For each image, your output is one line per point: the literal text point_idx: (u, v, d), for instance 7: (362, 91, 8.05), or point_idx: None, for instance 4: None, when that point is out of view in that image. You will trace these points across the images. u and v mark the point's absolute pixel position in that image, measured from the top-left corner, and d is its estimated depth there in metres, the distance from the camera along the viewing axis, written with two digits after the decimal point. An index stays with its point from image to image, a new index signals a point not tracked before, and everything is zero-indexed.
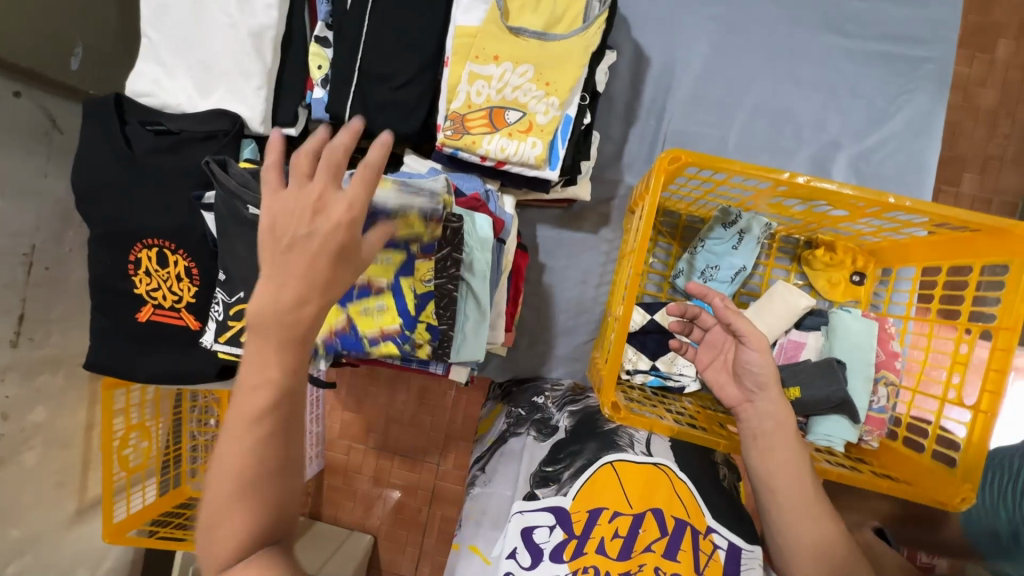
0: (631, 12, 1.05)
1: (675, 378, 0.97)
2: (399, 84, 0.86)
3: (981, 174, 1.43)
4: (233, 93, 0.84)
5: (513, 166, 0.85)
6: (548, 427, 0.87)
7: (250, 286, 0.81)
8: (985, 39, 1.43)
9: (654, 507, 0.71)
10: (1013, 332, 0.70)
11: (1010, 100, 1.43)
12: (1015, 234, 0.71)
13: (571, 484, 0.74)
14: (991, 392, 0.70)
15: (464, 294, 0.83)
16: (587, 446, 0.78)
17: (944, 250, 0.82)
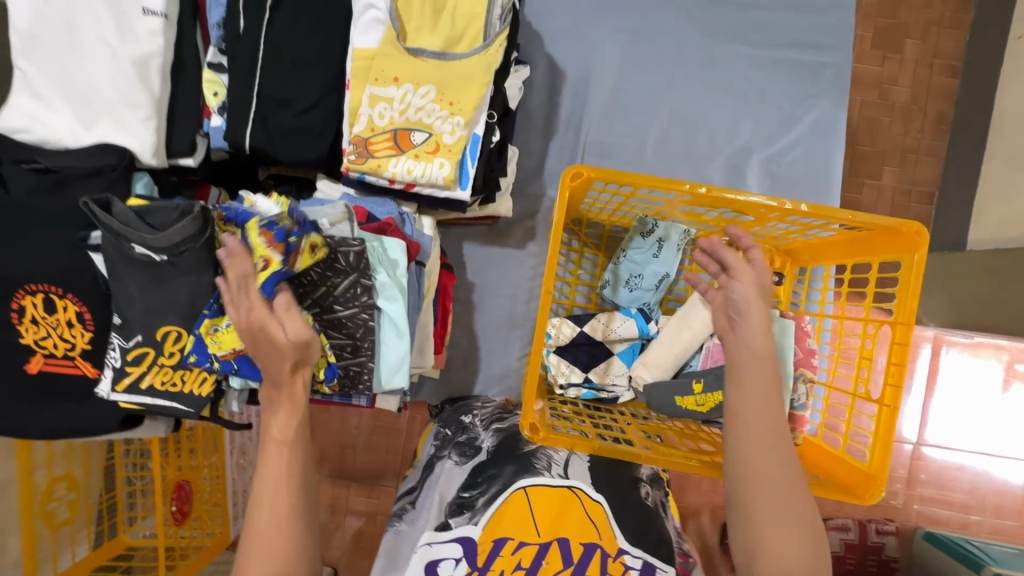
0: (544, 26, 1.05)
1: (608, 389, 0.96)
2: (301, 109, 0.83)
3: (900, 168, 1.51)
4: (118, 124, 0.79)
5: (423, 188, 0.84)
6: (471, 449, 0.85)
7: (148, 329, 0.77)
8: (894, 39, 1.51)
9: (561, 536, 0.70)
10: (908, 326, 0.72)
11: (919, 96, 1.52)
12: (905, 232, 0.74)
13: (483, 513, 0.73)
14: (894, 386, 0.72)
15: (382, 322, 0.80)
16: (505, 470, 0.77)
17: (848, 249, 0.85)
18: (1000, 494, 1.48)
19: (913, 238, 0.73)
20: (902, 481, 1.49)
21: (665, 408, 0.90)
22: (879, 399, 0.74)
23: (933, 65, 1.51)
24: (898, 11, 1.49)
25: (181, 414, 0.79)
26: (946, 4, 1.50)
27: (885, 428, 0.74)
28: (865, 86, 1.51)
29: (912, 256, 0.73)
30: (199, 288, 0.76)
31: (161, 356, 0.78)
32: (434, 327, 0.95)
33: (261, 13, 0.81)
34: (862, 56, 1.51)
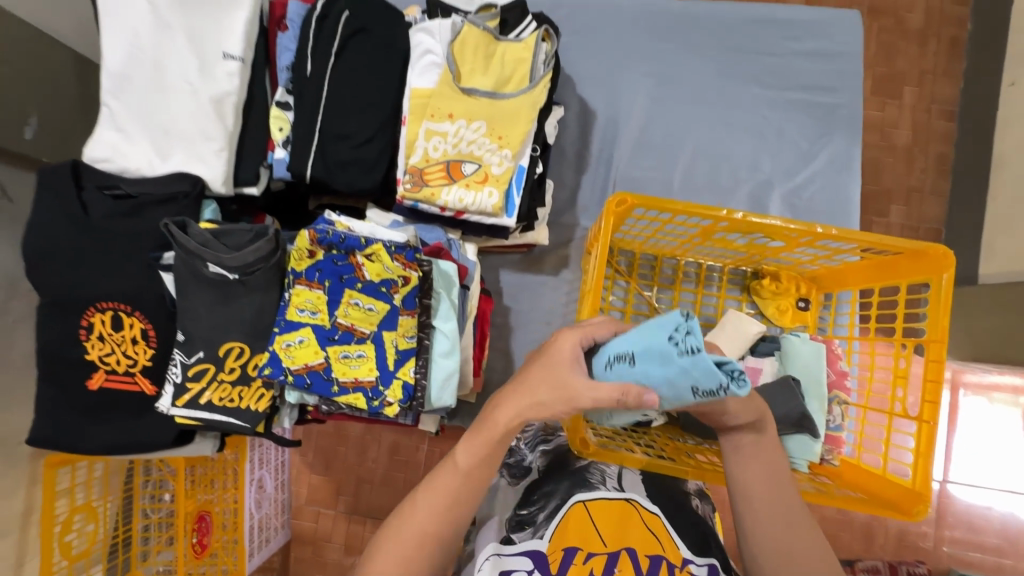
0: (575, 72, 1.14)
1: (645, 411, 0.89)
2: (358, 142, 0.90)
3: (906, 206, 1.58)
4: (193, 155, 0.85)
5: (471, 215, 0.89)
6: (520, 470, 0.88)
7: (210, 345, 0.80)
8: (893, 87, 1.61)
9: (628, 545, 0.72)
10: (942, 344, 0.75)
11: (923, 138, 1.60)
12: (931, 255, 0.78)
13: (547, 527, 0.74)
14: (933, 401, 0.75)
15: (437, 340, 0.85)
16: (561, 486, 0.79)
17: (875, 273, 0.89)
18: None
19: (941, 261, 0.77)
20: (930, 521, 1.47)
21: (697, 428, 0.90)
22: (919, 416, 0.76)
23: (933, 110, 1.60)
24: (895, 62, 1.60)
25: (237, 429, 0.81)
26: (940, 54, 1.61)
27: (927, 444, 0.75)
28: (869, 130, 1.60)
29: (941, 278, 0.77)
30: (264, 305, 0.82)
31: (221, 372, 0.81)
32: (474, 350, 0.98)
33: (327, 57, 0.89)
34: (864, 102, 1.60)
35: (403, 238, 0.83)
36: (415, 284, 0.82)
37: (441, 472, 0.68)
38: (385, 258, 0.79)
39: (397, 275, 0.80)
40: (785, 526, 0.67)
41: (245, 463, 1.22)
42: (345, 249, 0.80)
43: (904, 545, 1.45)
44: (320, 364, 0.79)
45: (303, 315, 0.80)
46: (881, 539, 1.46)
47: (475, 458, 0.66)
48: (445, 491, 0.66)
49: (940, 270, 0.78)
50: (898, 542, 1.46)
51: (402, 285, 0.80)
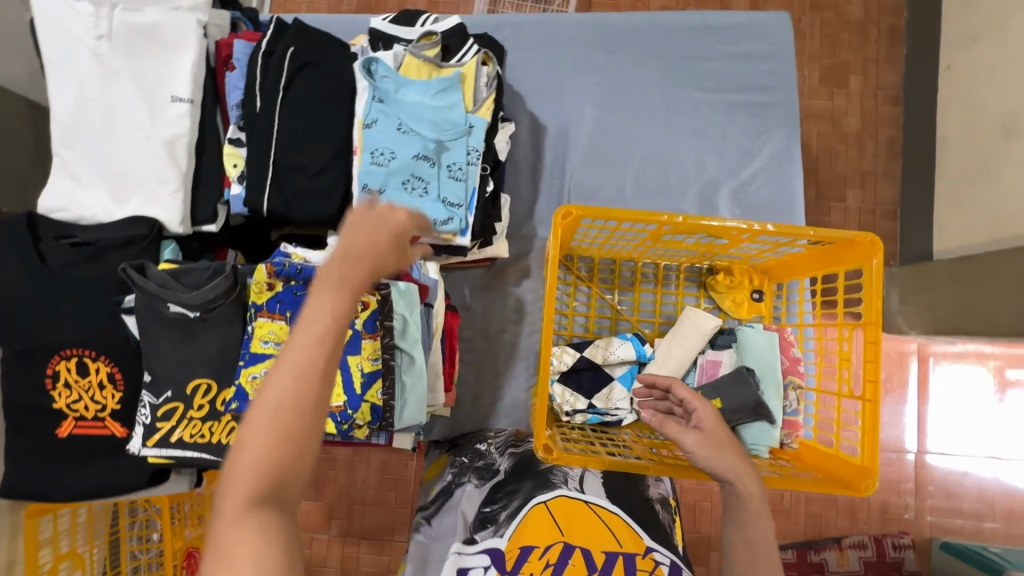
0: (523, 88, 1.17)
1: (612, 413, 1.04)
2: (313, 173, 0.92)
3: (861, 190, 1.65)
4: (149, 198, 0.87)
5: (428, 238, 0.92)
6: (489, 472, 0.94)
7: (178, 384, 0.82)
8: (839, 76, 1.68)
9: (584, 546, 0.80)
10: (877, 326, 0.80)
11: (870, 123, 1.67)
12: (859, 241, 0.83)
13: (506, 526, 0.84)
14: (874, 380, 0.79)
15: (400, 362, 0.86)
16: (523, 486, 0.88)
17: (818, 262, 0.93)
18: (1007, 497, 1.52)
19: (870, 247, 0.83)
20: (910, 492, 1.52)
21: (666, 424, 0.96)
22: (862, 395, 0.81)
23: (878, 96, 1.68)
24: (838, 52, 1.67)
25: (211, 464, 0.82)
26: (880, 43, 1.69)
27: (870, 423, 0.80)
28: (820, 119, 1.67)
29: (872, 262, 0.82)
30: (229, 339, 0.83)
31: (190, 409, 0.82)
32: (444, 365, 1.02)
33: (275, 92, 0.92)
34: (812, 93, 1.67)
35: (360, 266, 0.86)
36: (375, 308, 0.86)
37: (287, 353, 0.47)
38: None
39: (356, 300, 0.84)
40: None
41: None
42: (304, 280, 0.82)
43: (887, 519, 1.50)
44: None
45: (268, 346, 0.81)
46: (865, 515, 1.51)
47: (330, 309, 0.48)
48: (294, 359, 0.47)
49: (871, 256, 0.83)
50: (881, 518, 1.50)
51: (362, 309, 0.84)
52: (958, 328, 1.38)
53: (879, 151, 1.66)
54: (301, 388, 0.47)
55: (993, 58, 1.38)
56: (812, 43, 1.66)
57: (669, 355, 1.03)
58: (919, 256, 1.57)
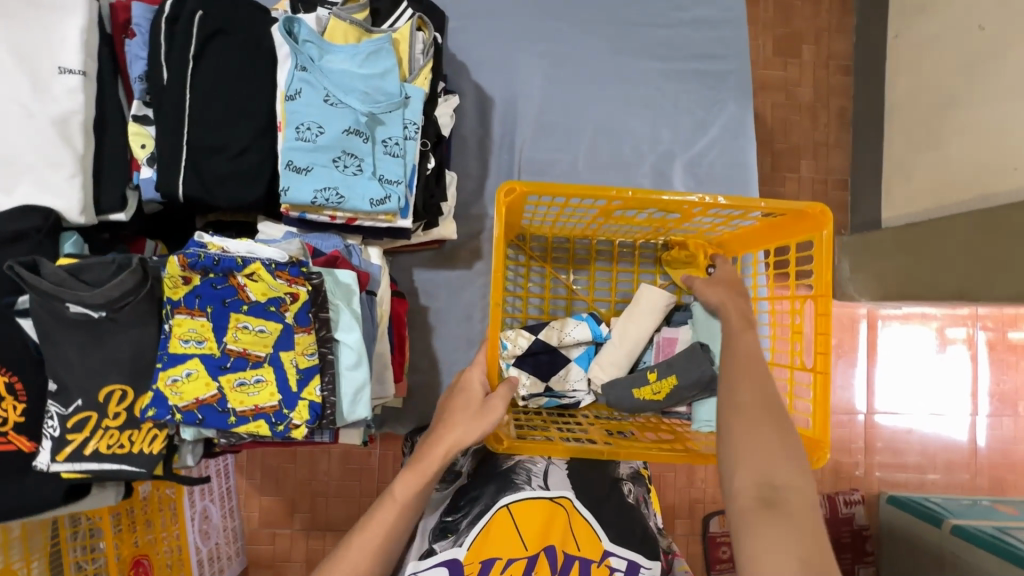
0: (468, 57, 1.10)
1: (569, 395, 1.03)
2: (234, 154, 0.84)
3: (814, 160, 1.69)
4: (41, 185, 0.76)
5: (365, 222, 0.86)
6: (451, 474, 0.96)
7: (88, 392, 0.73)
8: (791, 46, 1.69)
9: (548, 548, 0.83)
10: (829, 297, 0.79)
11: (823, 94, 1.70)
12: (810, 213, 0.81)
13: (467, 535, 0.82)
14: (825, 352, 0.78)
15: (341, 354, 0.81)
16: (486, 490, 0.86)
17: (770, 234, 0.91)
18: (949, 450, 1.60)
19: (819, 218, 0.81)
20: (860, 451, 1.57)
21: (624, 403, 0.94)
22: (813, 367, 0.80)
23: (830, 66, 1.70)
24: (792, 22, 1.69)
25: (132, 476, 0.75)
26: (831, 15, 1.72)
27: (822, 396, 0.79)
28: (774, 91, 1.69)
29: (822, 234, 0.81)
30: (144, 341, 0.75)
31: (105, 418, 0.74)
32: (392, 356, 0.98)
33: (183, 63, 0.82)
34: (766, 63, 1.69)
35: (284, 255, 0.78)
36: (306, 299, 0.77)
37: (379, 510, 0.71)
38: (268, 277, 0.74)
39: (284, 292, 0.76)
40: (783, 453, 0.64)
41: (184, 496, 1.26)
42: (222, 272, 0.73)
43: (842, 478, 1.56)
44: (213, 395, 0.74)
45: (188, 346, 0.74)
46: (822, 474, 1.56)
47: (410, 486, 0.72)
48: (383, 520, 0.71)
49: (820, 228, 0.81)
50: (837, 477, 1.56)
51: (290, 302, 0.75)
52: (906, 294, 1.41)
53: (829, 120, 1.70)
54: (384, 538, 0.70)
55: (937, 25, 1.39)
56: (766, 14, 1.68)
57: (627, 334, 1.01)
58: (870, 223, 1.59)
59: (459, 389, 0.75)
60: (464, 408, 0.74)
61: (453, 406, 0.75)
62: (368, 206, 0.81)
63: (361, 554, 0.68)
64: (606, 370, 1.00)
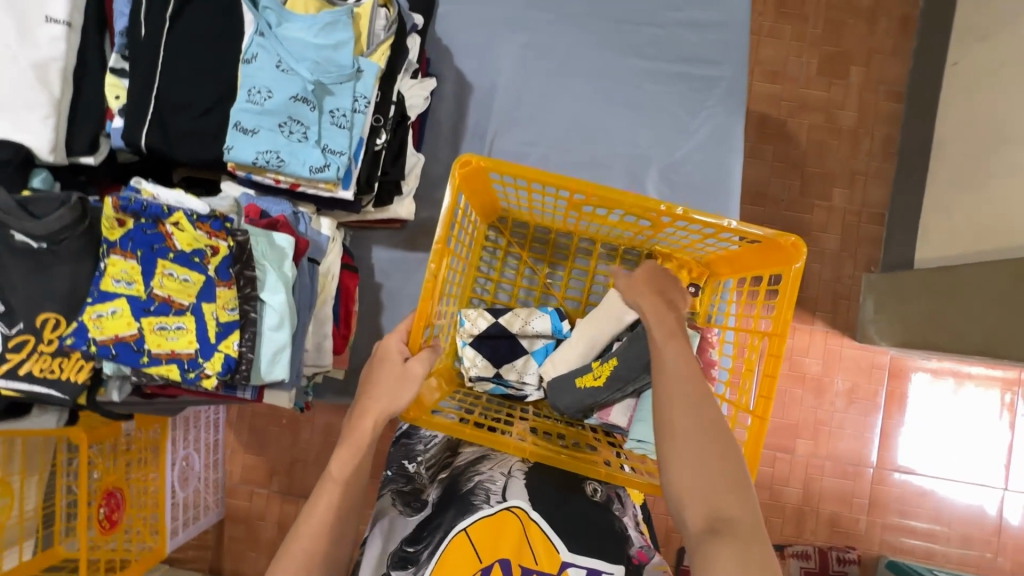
0: (453, 42, 1.11)
1: (519, 388, 0.97)
2: (198, 112, 0.88)
3: (849, 189, 1.51)
4: (11, 120, 0.81)
5: (307, 188, 0.88)
6: (416, 501, 0.82)
7: (26, 316, 0.78)
8: (839, 66, 1.53)
9: (502, 559, 0.73)
10: (783, 337, 0.71)
11: (870, 119, 1.53)
12: (785, 246, 0.73)
13: (427, 566, 0.73)
14: (767, 397, 0.71)
15: (265, 314, 0.83)
16: (445, 514, 0.77)
17: (746, 261, 0.83)
18: (967, 522, 1.44)
19: (792, 251, 0.73)
20: (863, 507, 1.45)
21: (567, 396, 0.89)
22: (754, 411, 0.73)
23: (880, 91, 1.52)
24: (842, 39, 1.52)
25: (57, 402, 0.80)
26: (888, 34, 1.53)
27: (755, 441, 0.72)
28: (815, 112, 1.52)
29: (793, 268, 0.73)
30: (79, 275, 0.80)
31: (40, 343, 0.78)
32: (334, 327, 1.00)
33: (161, 22, 0.87)
34: (808, 81, 1.53)
35: (207, 209, 0.83)
36: (227, 254, 0.80)
37: (319, 492, 0.66)
38: (190, 229, 0.79)
39: (206, 244, 0.80)
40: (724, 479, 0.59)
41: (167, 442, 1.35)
42: (150, 218, 0.78)
43: (837, 532, 1.44)
44: (133, 334, 0.77)
45: (119, 286, 0.78)
46: (813, 524, 1.45)
47: (348, 459, 0.68)
48: (328, 502, 0.66)
49: (792, 261, 0.73)
50: (831, 529, 1.44)
51: (210, 254, 0.79)
52: (928, 341, 1.29)
53: (877, 146, 1.52)
54: (333, 521, 0.65)
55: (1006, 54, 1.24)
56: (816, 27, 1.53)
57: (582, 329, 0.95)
58: (896, 262, 1.45)
59: (378, 357, 0.71)
60: (388, 368, 0.70)
61: (375, 371, 0.71)
62: (307, 172, 0.83)
63: (306, 542, 0.63)
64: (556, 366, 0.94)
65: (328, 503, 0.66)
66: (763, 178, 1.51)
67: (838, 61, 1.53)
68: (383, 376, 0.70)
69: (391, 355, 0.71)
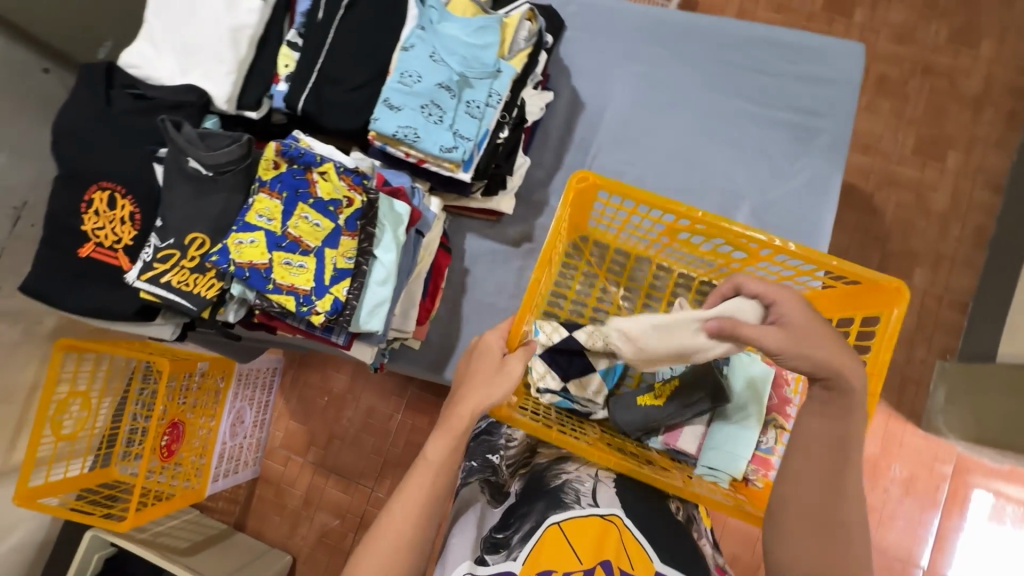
0: (572, 64, 1.20)
1: (585, 405, 0.87)
2: (349, 87, 1.00)
3: (932, 271, 1.47)
4: (206, 74, 0.97)
5: (431, 165, 0.98)
6: (501, 493, 0.86)
7: (178, 233, 0.90)
8: (937, 148, 1.50)
9: (605, 560, 0.73)
10: (877, 382, 0.72)
11: (962, 203, 1.48)
12: (885, 287, 0.74)
13: (521, 549, 0.74)
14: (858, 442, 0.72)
15: (375, 269, 0.92)
16: (536, 506, 0.79)
17: (837, 301, 0.83)
18: None
19: (894, 294, 0.73)
20: None
21: (631, 416, 0.84)
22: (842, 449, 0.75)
23: (977, 179, 1.48)
24: (943, 124, 1.49)
25: (184, 311, 0.90)
26: (994, 125, 1.49)
27: None
28: (908, 189, 1.49)
29: (892, 312, 0.73)
30: (230, 206, 0.92)
31: (183, 258, 0.90)
32: (421, 298, 1.07)
33: (337, 9, 1.01)
34: (902, 159, 1.50)
35: (355, 165, 0.95)
36: (359, 208, 0.91)
37: (413, 473, 0.71)
38: (335, 179, 0.91)
39: (343, 196, 0.91)
40: (816, 538, 0.65)
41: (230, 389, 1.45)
42: (303, 164, 0.91)
43: None
44: (265, 263, 0.88)
45: (260, 221, 0.89)
46: None
47: (443, 444, 0.71)
48: (418, 485, 0.70)
49: (892, 305, 0.73)
50: None
51: (346, 205, 0.90)
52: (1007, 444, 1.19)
53: (972, 231, 1.47)
54: (423, 503, 0.70)
55: None
56: (920, 104, 1.51)
57: (684, 335, 0.67)
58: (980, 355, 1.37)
59: (477, 351, 0.76)
60: (487, 362, 0.73)
61: (474, 364, 0.75)
62: (437, 150, 0.93)
63: (400, 516, 0.69)
64: (625, 345, 0.72)
65: (420, 484, 0.70)
66: (843, 248, 1.49)
67: (936, 142, 1.49)
68: (482, 369, 0.72)
69: (491, 352, 0.74)
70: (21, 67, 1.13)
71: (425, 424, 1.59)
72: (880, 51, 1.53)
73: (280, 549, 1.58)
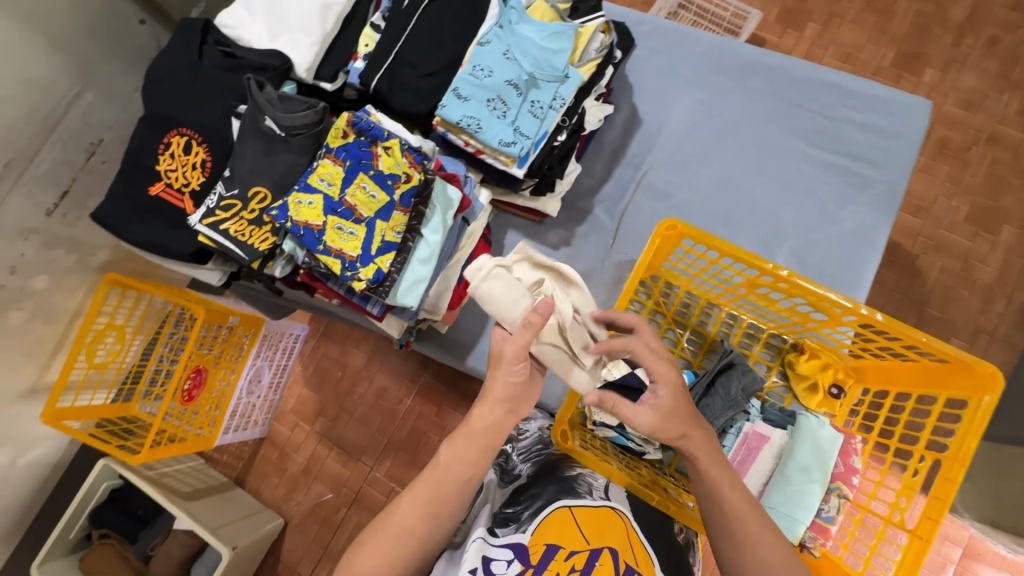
0: (636, 82, 1.23)
1: (639, 444, 0.91)
2: (421, 73, 1.05)
3: (968, 344, 1.43)
4: (292, 42, 1.03)
5: (488, 157, 1.01)
6: (509, 475, 0.91)
7: (244, 185, 0.96)
8: (991, 220, 1.47)
9: (611, 546, 0.75)
10: (961, 464, 0.70)
11: (1010, 279, 1.44)
12: (977, 371, 0.73)
13: (530, 523, 0.78)
14: (933, 519, 0.71)
15: (419, 247, 0.96)
16: (547, 488, 0.83)
17: (914, 378, 0.82)
18: None
19: (986, 380, 0.72)
20: None
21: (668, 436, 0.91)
22: (913, 528, 0.72)
23: None
24: (1001, 196, 1.46)
25: (236, 259, 0.95)
26: None
27: (913, 558, 0.72)
28: (955, 257, 1.46)
29: (983, 397, 0.71)
30: (295, 165, 0.97)
31: (244, 210, 0.95)
32: (456, 285, 1.09)
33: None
34: (952, 225, 1.47)
35: (418, 144, 0.98)
36: (415, 185, 0.95)
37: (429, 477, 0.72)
38: (398, 154, 0.94)
39: (403, 172, 0.95)
40: None
41: (254, 346, 1.50)
42: (370, 138, 0.96)
43: None
44: (317, 225, 0.92)
45: (321, 184, 0.94)
46: None
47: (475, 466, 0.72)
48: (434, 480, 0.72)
49: (983, 391, 0.72)
50: None
51: (403, 181, 0.93)
52: None
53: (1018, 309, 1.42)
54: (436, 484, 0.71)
55: None
56: (980, 173, 1.48)
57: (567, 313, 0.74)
58: None
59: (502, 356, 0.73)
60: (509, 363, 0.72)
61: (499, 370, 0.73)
62: (496, 143, 0.97)
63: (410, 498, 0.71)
64: None
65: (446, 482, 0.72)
66: (877, 306, 1.47)
67: (990, 213, 1.46)
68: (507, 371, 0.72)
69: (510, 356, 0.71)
70: (122, 16, 1.22)
71: (432, 413, 1.61)
72: (945, 113, 1.51)
73: (274, 510, 1.61)
